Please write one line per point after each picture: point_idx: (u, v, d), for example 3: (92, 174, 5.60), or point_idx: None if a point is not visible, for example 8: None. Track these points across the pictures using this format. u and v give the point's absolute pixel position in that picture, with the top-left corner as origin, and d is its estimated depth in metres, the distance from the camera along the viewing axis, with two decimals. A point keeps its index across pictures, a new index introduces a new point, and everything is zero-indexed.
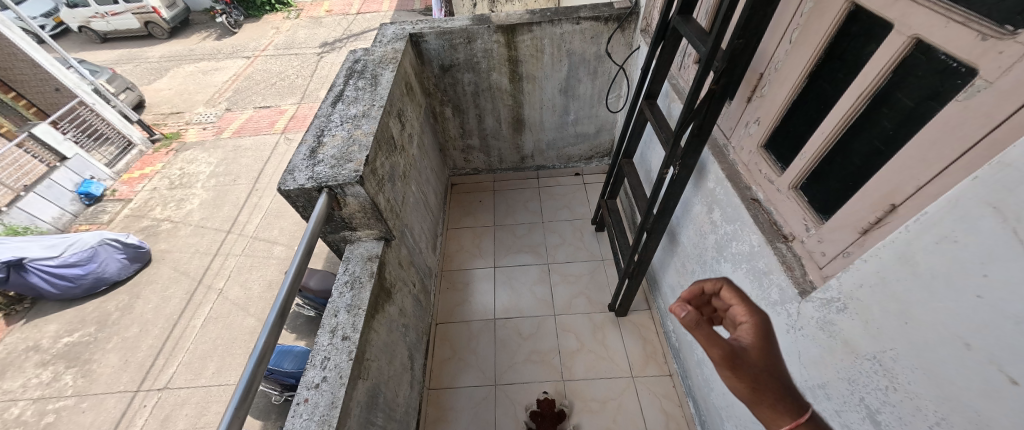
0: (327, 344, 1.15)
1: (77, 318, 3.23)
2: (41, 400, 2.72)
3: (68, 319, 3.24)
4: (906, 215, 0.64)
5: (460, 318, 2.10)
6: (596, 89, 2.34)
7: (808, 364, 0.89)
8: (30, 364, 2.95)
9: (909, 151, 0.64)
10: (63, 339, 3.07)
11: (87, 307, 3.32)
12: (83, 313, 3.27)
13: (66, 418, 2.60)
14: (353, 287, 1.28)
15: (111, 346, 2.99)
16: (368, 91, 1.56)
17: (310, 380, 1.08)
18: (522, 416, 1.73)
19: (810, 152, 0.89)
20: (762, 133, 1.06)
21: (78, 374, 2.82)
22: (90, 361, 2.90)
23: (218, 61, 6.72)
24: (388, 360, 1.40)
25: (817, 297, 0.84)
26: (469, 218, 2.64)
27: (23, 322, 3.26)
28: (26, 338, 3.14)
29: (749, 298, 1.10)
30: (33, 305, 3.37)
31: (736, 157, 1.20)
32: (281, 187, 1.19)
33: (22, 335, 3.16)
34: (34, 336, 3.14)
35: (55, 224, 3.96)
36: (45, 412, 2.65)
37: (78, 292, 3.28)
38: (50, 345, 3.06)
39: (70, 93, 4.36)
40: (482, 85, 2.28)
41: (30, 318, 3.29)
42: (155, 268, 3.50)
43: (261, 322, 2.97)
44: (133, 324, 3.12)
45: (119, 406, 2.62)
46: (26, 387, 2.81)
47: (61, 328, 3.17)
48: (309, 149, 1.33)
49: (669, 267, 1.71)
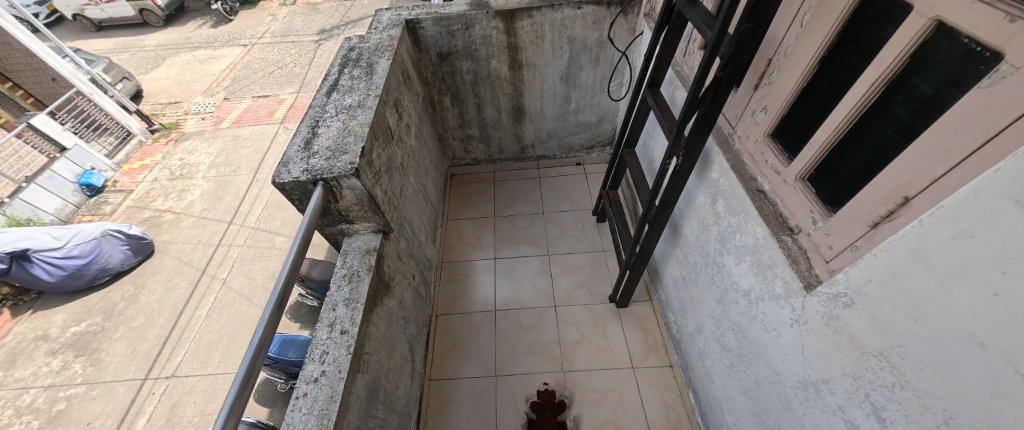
0: (326, 338, 1.14)
1: (84, 308, 3.26)
2: (52, 388, 2.75)
3: (75, 309, 3.26)
4: (920, 208, 0.62)
5: (461, 310, 2.11)
6: (598, 77, 2.28)
7: (812, 360, 0.87)
8: (40, 353, 2.99)
9: (927, 141, 0.61)
10: (71, 329, 3.10)
11: (93, 297, 3.34)
12: (89, 303, 3.29)
13: (78, 405, 2.64)
14: (351, 280, 1.28)
15: (118, 336, 3.01)
16: (364, 80, 1.52)
17: (308, 374, 1.08)
18: (522, 407, 1.74)
19: (820, 142, 0.86)
20: (770, 121, 1.02)
21: (87, 363, 2.87)
22: (99, 350, 2.93)
23: (215, 49, 6.61)
24: (388, 351, 1.39)
25: (823, 291, 0.82)
26: (469, 209, 2.64)
27: (31, 312, 3.30)
28: (34, 328, 3.17)
29: (752, 290, 1.08)
30: (39, 296, 3.40)
31: (741, 146, 1.16)
32: (276, 179, 1.17)
33: (30, 325, 3.20)
34: (42, 326, 3.17)
35: (58, 215, 3.96)
36: (57, 399, 2.69)
37: (81, 283, 3.29)
38: (58, 334, 3.09)
39: (67, 83, 4.34)
40: (481, 73, 2.23)
41: (37, 308, 3.32)
42: (159, 259, 3.52)
43: None
44: (139, 313, 3.14)
45: (128, 394, 2.65)
46: (37, 375, 2.85)
47: (70, 318, 3.20)
48: (303, 140, 1.30)
49: (671, 259, 1.70)
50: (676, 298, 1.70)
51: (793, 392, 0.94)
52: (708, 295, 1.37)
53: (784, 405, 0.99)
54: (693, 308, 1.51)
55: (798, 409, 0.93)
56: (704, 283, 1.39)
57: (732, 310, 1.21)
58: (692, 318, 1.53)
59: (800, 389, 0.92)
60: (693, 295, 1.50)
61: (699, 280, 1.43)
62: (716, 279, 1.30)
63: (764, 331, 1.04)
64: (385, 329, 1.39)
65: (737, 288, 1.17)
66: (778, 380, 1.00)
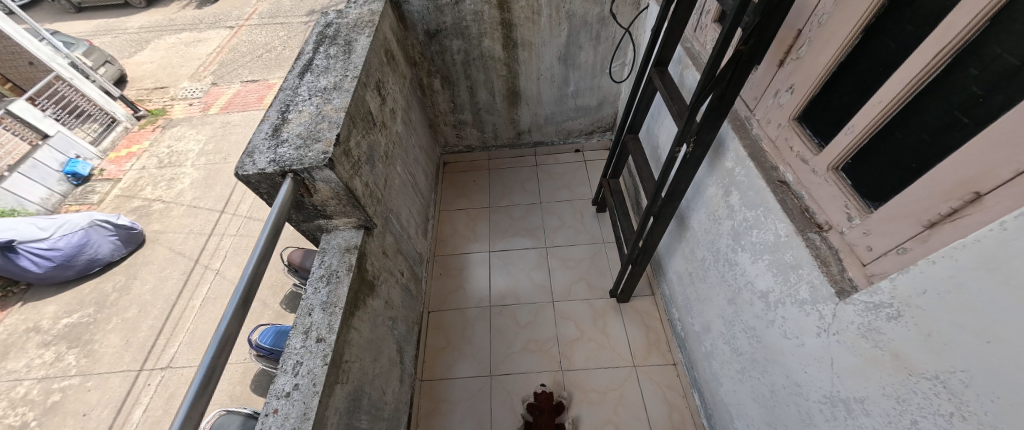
0: (300, 348, 1.04)
1: (75, 300, 3.14)
2: (46, 379, 2.67)
3: (67, 300, 3.14)
4: (993, 208, 0.50)
5: (454, 306, 2.02)
6: (599, 57, 2.12)
7: (843, 375, 0.77)
8: (32, 345, 2.89)
9: (1009, 124, 0.48)
10: (63, 321, 2.99)
11: (84, 288, 3.21)
12: (80, 294, 3.17)
13: (73, 397, 2.56)
14: (330, 281, 1.17)
15: (111, 327, 2.90)
16: (341, 60, 1.37)
17: (280, 388, 0.98)
18: (519, 408, 1.66)
19: (862, 126, 0.74)
20: (797, 103, 0.89)
21: (80, 354, 2.77)
22: (92, 342, 2.83)
23: (201, 31, 6.32)
24: (372, 356, 1.29)
25: (860, 300, 0.71)
26: (463, 200, 2.52)
27: (21, 304, 3.18)
28: (25, 319, 3.06)
29: (770, 292, 0.98)
30: (29, 287, 3.27)
31: (760, 131, 1.04)
32: (239, 171, 1.04)
33: (21, 317, 3.09)
34: (33, 318, 3.06)
35: (44, 205, 3.80)
36: (51, 391, 2.61)
37: (71, 273, 3.16)
38: (50, 326, 2.98)
39: (45, 67, 4.07)
40: (473, 53, 2.07)
41: (27, 300, 3.20)
42: (150, 249, 3.39)
43: (260, 303, 2.89)
44: (132, 304, 3.03)
45: (123, 385, 2.57)
46: (30, 367, 2.75)
47: (60, 310, 3.08)
48: (271, 127, 1.16)
49: (676, 253, 1.59)
50: (680, 294, 1.61)
51: (817, 407, 0.85)
52: (717, 294, 1.27)
53: (806, 420, 0.90)
54: (700, 306, 1.42)
55: (823, 427, 0.84)
56: (712, 281, 1.30)
57: (745, 312, 1.11)
58: (699, 317, 1.43)
59: (826, 406, 0.82)
60: (700, 292, 1.40)
61: (707, 277, 1.33)
62: (727, 277, 1.20)
63: (783, 337, 0.94)
64: (369, 332, 1.28)
65: (752, 288, 1.06)
66: (799, 392, 0.90)
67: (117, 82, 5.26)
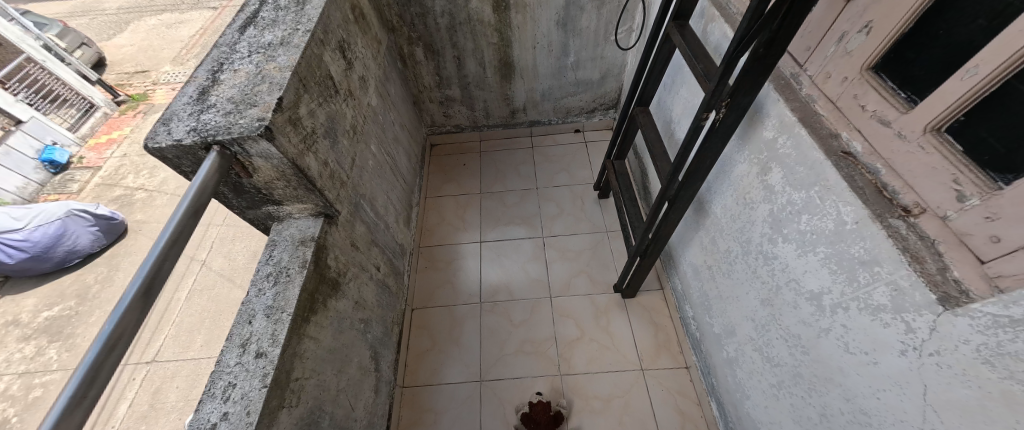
0: (234, 366, 0.83)
1: (54, 292, 2.86)
2: (26, 375, 2.46)
3: (45, 293, 2.86)
4: None
5: (441, 303, 1.83)
6: (602, 21, 1.86)
7: (938, 412, 0.57)
8: (11, 339, 2.63)
9: None
10: (43, 314, 2.74)
11: (64, 280, 2.93)
12: (60, 287, 2.89)
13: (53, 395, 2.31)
14: (277, 280, 0.97)
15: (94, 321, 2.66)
16: (292, 11, 1.12)
17: (204, 418, 0.78)
18: (512, 419, 1.48)
19: (990, 66, 0.49)
20: (880, 46, 0.66)
21: (62, 348, 2.56)
22: (75, 335, 2.61)
23: (183, 12, 5.93)
24: (335, 368, 1.09)
25: (979, 313, 0.50)
26: (451, 185, 2.30)
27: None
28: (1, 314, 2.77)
29: (824, 294, 0.78)
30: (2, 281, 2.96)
31: (815, 91, 0.81)
32: (148, 144, 0.81)
33: None
34: (11, 312, 2.79)
35: (20, 194, 3.56)
36: (32, 387, 2.43)
37: (49, 266, 2.88)
38: (29, 320, 2.72)
39: (13, 48, 3.60)
40: (458, 17, 1.80)
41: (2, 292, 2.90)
42: (133, 239, 3.13)
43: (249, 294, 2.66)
44: (114, 297, 2.80)
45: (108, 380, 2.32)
46: (10, 362, 2.53)
47: (40, 303, 2.81)
48: (197, 90, 0.93)
49: (692, 244, 1.39)
50: (697, 290, 1.40)
51: None
52: (745, 293, 1.07)
53: None
54: (722, 305, 1.21)
55: None
56: (739, 277, 1.09)
57: (783, 316, 0.91)
58: (720, 317, 1.23)
59: None
60: (723, 289, 1.20)
61: (732, 272, 1.13)
62: (759, 274, 0.99)
63: (844, 352, 0.74)
64: (331, 340, 1.08)
65: (796, 288, 0.86)
66: (864, 423, 0.71)
67: (95, 66, 4.91)
